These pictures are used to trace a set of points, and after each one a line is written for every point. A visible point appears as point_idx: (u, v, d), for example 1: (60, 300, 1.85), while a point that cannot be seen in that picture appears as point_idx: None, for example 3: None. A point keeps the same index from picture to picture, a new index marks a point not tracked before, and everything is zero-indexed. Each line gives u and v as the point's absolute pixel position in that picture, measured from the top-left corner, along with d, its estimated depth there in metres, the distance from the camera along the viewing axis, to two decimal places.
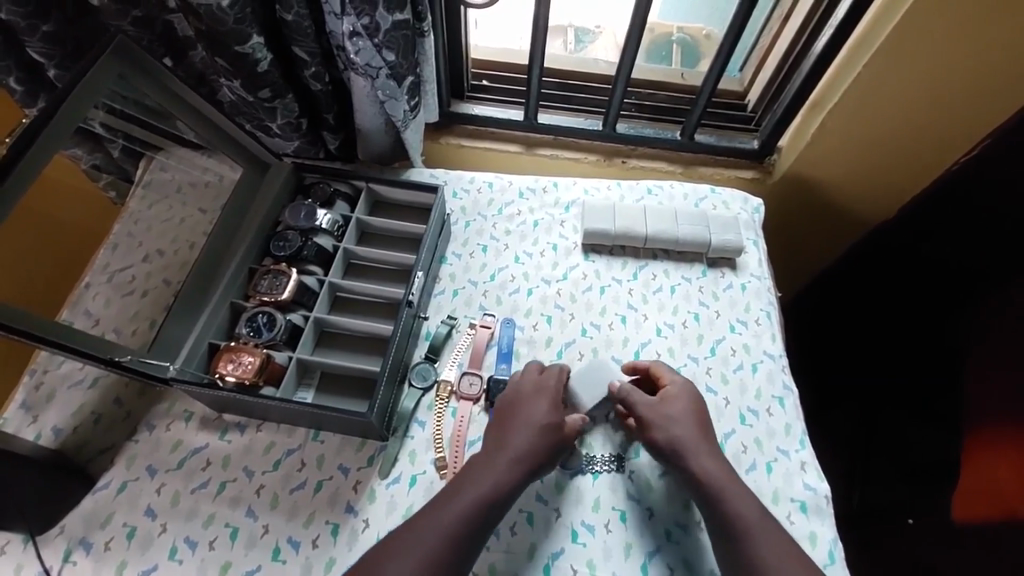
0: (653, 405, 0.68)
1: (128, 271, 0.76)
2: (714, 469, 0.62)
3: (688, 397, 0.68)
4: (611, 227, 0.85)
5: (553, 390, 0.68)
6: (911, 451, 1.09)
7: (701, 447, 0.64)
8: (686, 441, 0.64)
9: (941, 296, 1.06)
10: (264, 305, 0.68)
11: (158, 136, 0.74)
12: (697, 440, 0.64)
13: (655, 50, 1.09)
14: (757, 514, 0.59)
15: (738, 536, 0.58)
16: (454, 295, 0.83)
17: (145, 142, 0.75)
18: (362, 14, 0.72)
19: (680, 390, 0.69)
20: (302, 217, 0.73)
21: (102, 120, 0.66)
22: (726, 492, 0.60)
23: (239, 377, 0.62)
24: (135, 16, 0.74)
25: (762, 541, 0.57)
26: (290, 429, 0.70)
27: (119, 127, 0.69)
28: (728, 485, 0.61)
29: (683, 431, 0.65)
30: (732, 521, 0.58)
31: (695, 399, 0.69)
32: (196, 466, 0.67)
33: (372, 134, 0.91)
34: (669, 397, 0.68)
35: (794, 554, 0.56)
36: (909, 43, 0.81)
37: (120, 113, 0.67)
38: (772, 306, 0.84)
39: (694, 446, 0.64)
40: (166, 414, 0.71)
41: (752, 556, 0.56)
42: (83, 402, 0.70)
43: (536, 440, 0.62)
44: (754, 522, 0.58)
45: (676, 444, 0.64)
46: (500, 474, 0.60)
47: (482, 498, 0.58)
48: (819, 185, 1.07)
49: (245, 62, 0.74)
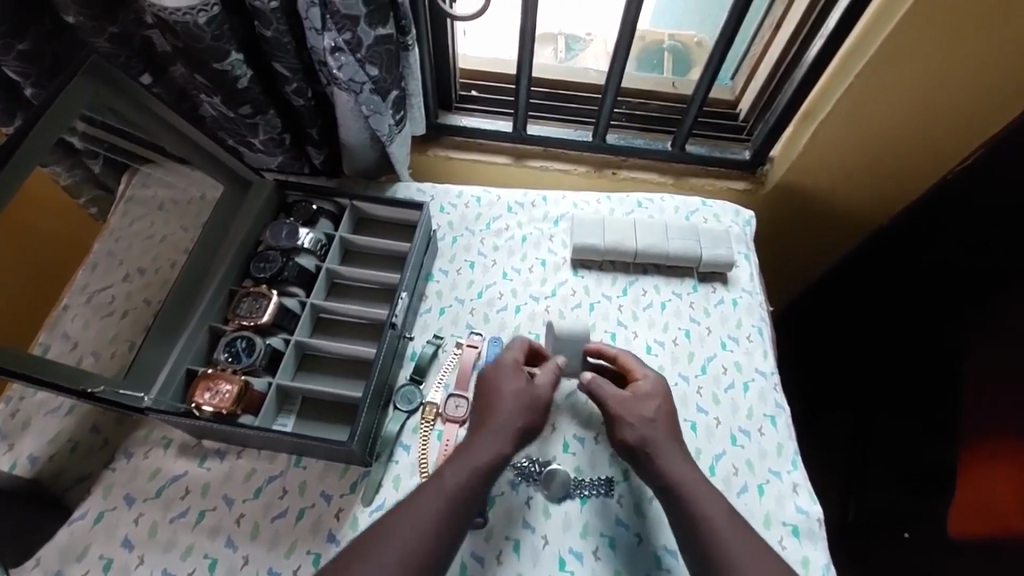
0: (624, 399, 0.66)
1: (108, 290, 0.73)
2: (683, 473, 0.61)
3: (658, 394, 0.67)
4: (600, 243, 0.84)
5: (511, 365, 0.67)
6: (917, 453, 1.04)
7: (673, 449, 0.63)
8: (658, 441, 0.63)
9: (947, 301, 1.02)
10: (243, 329, 0.66)
11: (143, 149, 0.70)
12: (666, 438, 0.64)
13: (645, 59, 1.08)
14: (721, 513, 0.58)
15: (708, 541, 0.56)
16: (441, 313, 0.82)
17: (130, 155, 0.70)
18: (344, 29, 0.71)
19: (653, 387, 0.68)
20: (283, 237, 0.72)
21: (84, 132, 0.63)
22: (694, 491, 0.60)
23: (216, 406, 0.60)
24: (112, 33, 0.72)
25: (728, 540, 0.56)
26: (272, 455, 0.68)
27: (103, 139, 0.66)
28: (693, 483, 0.60)
29: (656, 430, 0.64)
30: (704, 522, 0.57)
31: (665, 395, 0.68)
32: (175, 495, 0.66)
33: (357, 148, 0.90)
34: (643, 391, 0.67)
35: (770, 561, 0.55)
36: (903, 53, 0.80)
37: (102, 125, 0.64)
38: (764, 322, 0.83)
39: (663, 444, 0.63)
40: (145, 440, 0.69)
41: (719, 557, 0.55)
42: (60, 430, 0.68)
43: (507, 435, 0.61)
44: (718, 521, 0.57)
45: (649, 444, 0.63)
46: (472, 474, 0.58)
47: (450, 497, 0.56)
48: (813, 196, 1.06)
49: (225, 79, 0.72)
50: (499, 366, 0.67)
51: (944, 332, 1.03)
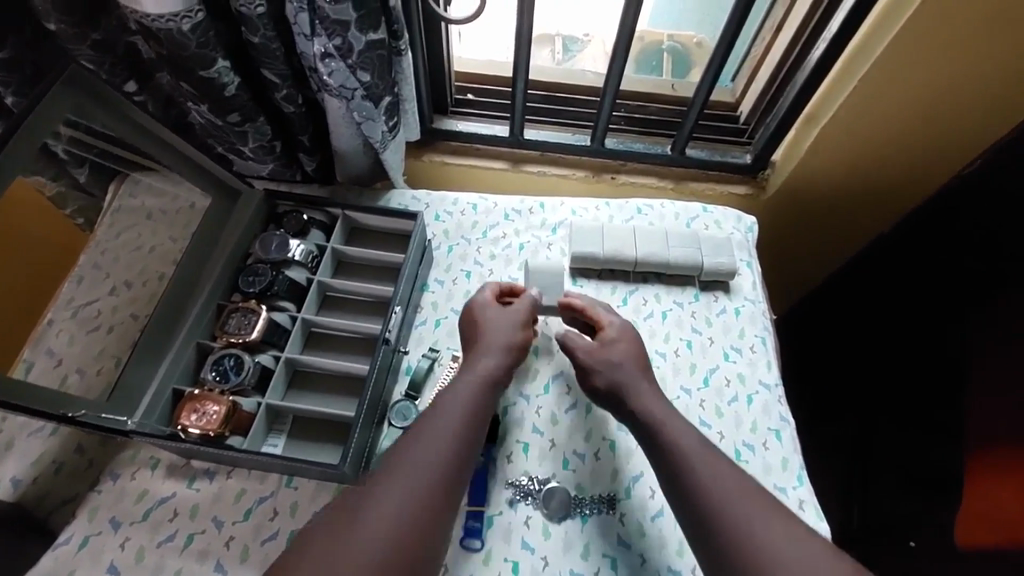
0: (593, 350, 0.70)
1: (94, 305, 0.68)
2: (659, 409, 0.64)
3: (626, 338, 0.71)
4: (600, 251, 0.82)
5: (491, 302, 0.73)
6: (924, 456, 1.03)
7: (656, 395, 0.65)
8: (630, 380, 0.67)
9: (947, 300, 0.98)
10: (232, 346, 0.63)
11: (137, 154, 0.67)
12: (649, 385, 0.66)
13: (644, 60, 1.05)
14: (696, 444, 0.60)
15: (689, 471, 0.58)
16: (437, 325, 0.80)
17: (123, 161, 0.67)
18: (334, 35, 0.69)
19: (619, 332, 0.72)
20: (273, 249, 0.69)
21: (68, 140, 0.60)
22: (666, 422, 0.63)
23: (202, 429, 0.58)
24: (95, 40, 0.69)
25: (700, 465, 0.58)
26: (262, 474, 0.66)
27: (94, 145, 0.63)
28: (669, 420, 0.62)
29: (623, 372, 0.67)
30: (684, 454, 0.59)
31: (634, 339, 0.71)
32: (163, 517, 0.64)
33: (349, 155, 0.87)
34: (609, 341, 0.71)
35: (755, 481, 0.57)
36: (908, 57, 0.78)
37: (89, 131, 0.61)
38: (768, 332, 0.81)
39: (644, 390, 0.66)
40: (131, 461, 0.67)
41: (694, 484, 0.57)
42: (43, 451, 0.66)
43: (490, 375, 0.65)
44: (692, 451, 0.59)
45: (617, 386, 0.67)
46: (458, 418, 0.60)
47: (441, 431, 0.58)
48: (815, 200, 1.04)
49: (211, 87, 0.70)
50: (482, 307, 0.72)
51: None
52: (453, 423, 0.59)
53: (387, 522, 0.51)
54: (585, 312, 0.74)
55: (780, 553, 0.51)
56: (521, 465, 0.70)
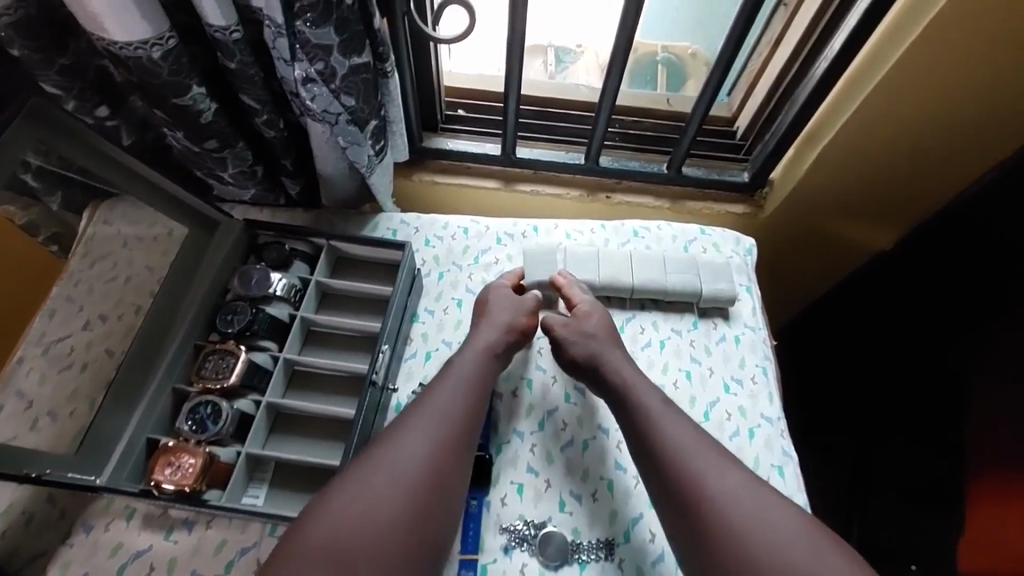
0: (572, 326, 0.72)
1: (66, 341, 0.61)
2: (650, 400, 0.63)
3: (599, 312, 0.73)
4: (596, 278, 0.80)
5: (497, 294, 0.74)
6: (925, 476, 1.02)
7: (648, 391, 0.64)
8: (618, 384, 0.66)
9: (952, 318, 0.99)
10: (209, 392, 0.60)
11: (113, 178, 0.63)
12: (638, 378, 0.66)
13: (639, 74, 1.03)
14: (685, 438, 0.59)
15: (679, 466, 0.56)
16: (427, 358, 0.77)
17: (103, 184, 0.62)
18: (316, 59, 0.65)
19: (591, 307, 0.73)
20: (253, 285, 0.66)
21: (37, 168, 0.56)
22: (656, 415, 0.61)
23: (177, 483, 0.55)
24: (64, 65, 0.64)
25: (690, 458, 0.57)
26: (244, 523, 0.63)
27: (71, 165, 0.59)
28: (660, 412, 0.62)
29: (597, 342, 0.70)
30: (675, 449, 0.58)
31: (603, 312, 0.73)
32: (139, 572, 0.61)
33: (335, 178, 0.84)
34: (581, 316, 0.72)
35: (747, 477, 0.56)
36: (912, 76, 0.76)
37: (61, 157, 0.58)
38: (768, 361, 0.79)
39: (636, 381, 0.65)
40: (105, 512, 0.64)
41: (683, 474, 0.56)
42: (14, 501, 0.60)
43: (477, 380, 0.64)
44: (681, 445, 0.58)
45: (594, 356, 0.69)
46: (454, 415, 0.59)
47: (436, 431, 0.57)
48: (812, 218, 1.02)
49: (186, 114, 0.66)
50: (494, 292, 0.74)
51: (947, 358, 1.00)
52: (448, 423, 0.58)
53: (381, 517, 0.51)
54: (564, 290, 0.76)
55: (764, 544, 0.51)
56: (515, 508, 0.67)
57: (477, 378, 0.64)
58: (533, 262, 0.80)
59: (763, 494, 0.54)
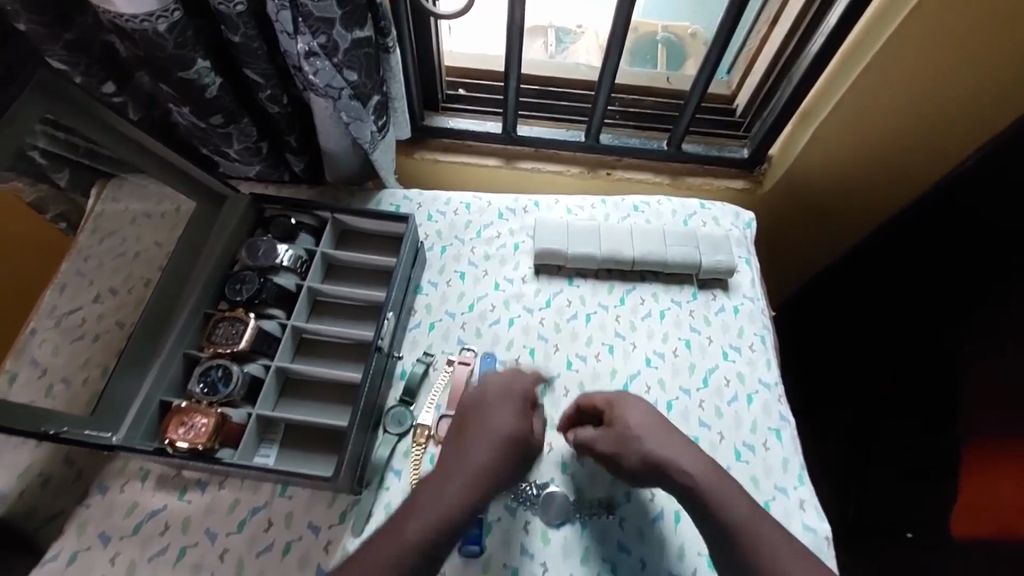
0: (618, 440, 0.61)
1: (77, 314, 0.67)
2: (694, 461, 0.58)
3: (635, 407, 0.63)
4: (597, 251, 0.81)
5: (506, 393, 0.62)
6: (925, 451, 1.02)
7: (675, 441, 0.60)
8: (656, 450, 0.59)
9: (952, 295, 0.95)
10: (219, 357, 0.62)
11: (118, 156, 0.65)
12: (664, 431, 0.61)
13: (639, 53, 1.04)
14: (718, 483, 0.57)
15: (723, 520, 0.55)
16: (431, 328, 0.78)
17: (111, 161, 0.66)
18: (318, 33, 0.66)
19: (624, 405, 0.63)
20: (260, 255, 0.68)
21: (45, 146, 0.59)
22: (711, 490, 0.56)
23: (191, 442, 0.57)
24: (70, 40, 0.65)
25: (725, 500, 0.56)
26: (255, 484, 0.65)
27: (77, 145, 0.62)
28: (686, 457, 0.59)
29: (652, 444, 0.59)
30: (733, 524, 0.55)
31: (638, 403, 0.63)
32: (154, 531, 0.63)
33: (338, 155, 0.85)
34: (617, 420, 0.62)
35: (801, 555, 0.53)
36: (910, 48, 0.76)
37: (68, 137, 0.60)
38: (767, 330, 0.81)
39: (707, 476, 0.57)
40: (120, 473, 0.66)
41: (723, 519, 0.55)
42: (32, 462, 0.64)
43: (478, 447, 0.57)
44: (711, 488, 0.56)
45: (655, 463, 0.59)
46: (458, 477, 0.55)
47: (442, 498, 0.54)
48: (810, 194, 1.02)
49: (192, 88, 0.67)
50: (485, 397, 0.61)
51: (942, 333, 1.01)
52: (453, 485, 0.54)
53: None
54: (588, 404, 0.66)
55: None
56: None
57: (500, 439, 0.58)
58: (543, 233, 0.82)
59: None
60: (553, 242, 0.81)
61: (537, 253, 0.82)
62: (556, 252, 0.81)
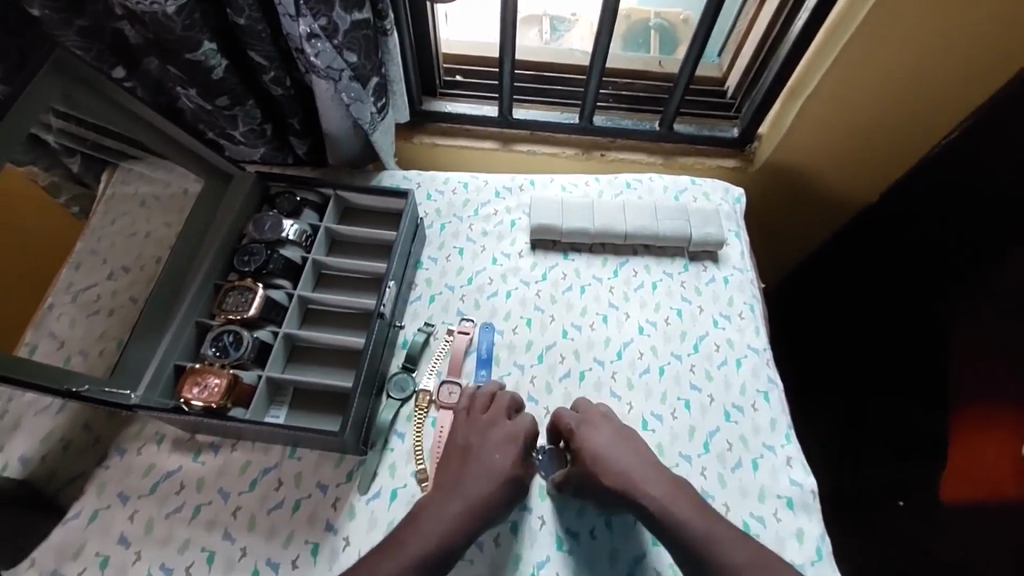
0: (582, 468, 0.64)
1: (93, 289, 0.68)
2: (653, 475, 0.61)
3: (598, 430, 0.66)
4: (591, 226, 0.84)
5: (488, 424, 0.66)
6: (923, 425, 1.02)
7: (636, 461, 0.63)
8: (620, 470, 0.62)
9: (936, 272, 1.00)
10: (231, 323, 0.66)
11: (125, 143, 0.67)
12: (626, 453, 0.64)
13: (631, 38, 1.07)
14: (679, 497, 0.60)
15: (687, 535, 0.58)
16: (431, 301, 0.81)
17: (118, 151, 0.68)
18: (319, 15, 0.68)
19: (588, 429, 0.66)
20: (267, 229, 0.71)
21: (59, 134, 0.61)
22: (672, 506, 0.59)
23: (205, 401, 0.61)
24: (81, 26, 0.68)
25: (685, 515, 0.59)
26: (266, 447, 0.69)
27: (86, 135, 0.64)
28: (646, 475, 0.62)
29: (617, 464, 0.63)
30: (695, 540, 0.57)
31: (601, 425, 0.66)
32: (170, 490, 0.66)
33: (340, 138, 0.88)
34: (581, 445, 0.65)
35: (769, 562, 0.56)
36: (892, 26, 0.78)
37: (81, 123, 0.63)
38: (756, 299, 0.83)
39: (669, 496, 0.60)
40: (137, 437, 0.69)
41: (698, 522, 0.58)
42: (53, 428, 0.68)
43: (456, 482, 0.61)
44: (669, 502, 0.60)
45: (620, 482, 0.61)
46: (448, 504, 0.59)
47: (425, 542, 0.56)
48: (799, 173, 1.05)
49: (199, 70, 0.70)
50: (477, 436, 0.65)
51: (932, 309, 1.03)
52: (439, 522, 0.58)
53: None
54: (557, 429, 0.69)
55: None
56: None
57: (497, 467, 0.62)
58: (539, 209, 0.85)
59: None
60: (549, 218, 0.84)
61: (533, 228, 0.84)
62: (551, 226, 0.84)
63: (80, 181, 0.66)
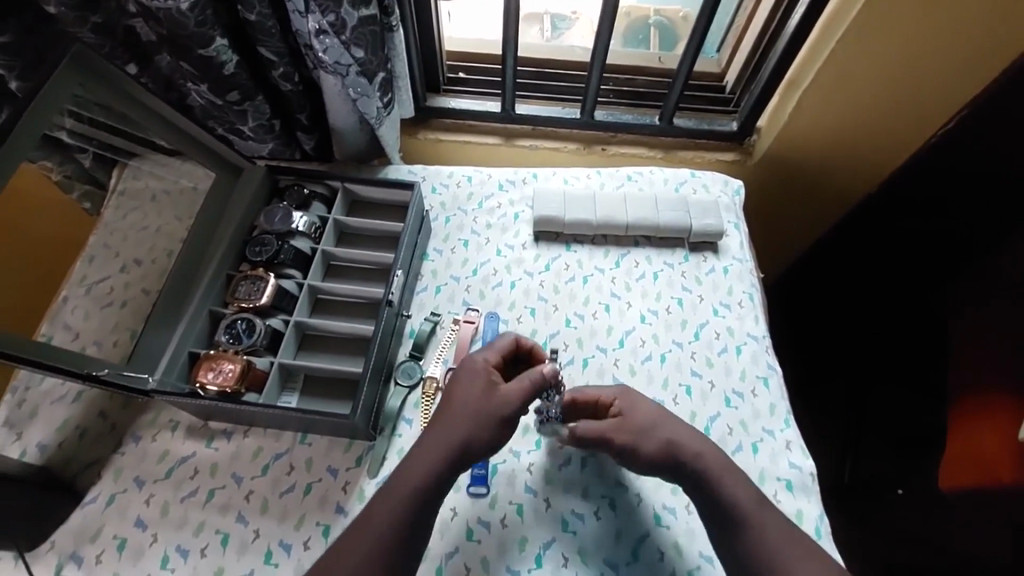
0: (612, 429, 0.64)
1: (106, 282, 0.69)
2: (700, 448, 0.61)
3: (635, 401, 0.66)
4: (593, 217, 0.85)
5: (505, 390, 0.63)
6: (919, 416, 1.04)
7: (681, 428, 0.63)
8: (671, 435, 0.62)
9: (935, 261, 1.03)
10: (244, 311, 0.68)
11: (136, 140, 0.70)
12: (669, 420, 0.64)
13: (631, 35, 1.08)
14: (722, 466, 0.60)
15: (733, 508, 0.58)
16: (437, 291, 0.83)
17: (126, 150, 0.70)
18: (328, 11, 0.70)
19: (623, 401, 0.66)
20: (277, 220, 0.73)
21: (75, 130, 0.63)
22: (720, 478, 0.59)
23: (220, 385, 0.63)
24: (96, 23, 0.70)
25: (731, 482, 0.59)
26: (277, 433, 0.71)
27: (99, 137, 0.66)
28: (695, 445, 0.62)
29: (666, 430, 0.63)
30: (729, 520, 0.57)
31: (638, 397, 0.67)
32: (185, 475, 0.68)
33: (346, 133, 0.90)
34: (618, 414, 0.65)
35: (804, 544, 0.56)
36: (888, 18, 0.80)
37: (95, 123, 0.65)
38: (755, 288, 0.85)
39: (724, 469, 0.60)
40: (152, 424, 0.71)
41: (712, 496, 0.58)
42: (68, 417, 0.69)
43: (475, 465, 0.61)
44: (713, 471, 0.60)
45: (666, 454, 0.61)
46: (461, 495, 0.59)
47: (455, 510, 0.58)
48: (797, 166, 1.07)
49: (211, 66, 0.72)
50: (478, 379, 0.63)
51: (930, 299, 1.05)
52: None
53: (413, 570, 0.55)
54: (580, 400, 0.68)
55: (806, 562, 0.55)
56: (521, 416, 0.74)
57: (499, 406, 0.62)
58: (542, 202, 0.86)
59: (825, 565, 0.55)
60: (553, 209, 0.85)
61: (536, 219, 0.86)
62: (554, 218, 0.85)
63: (92, 177, 0.68)
